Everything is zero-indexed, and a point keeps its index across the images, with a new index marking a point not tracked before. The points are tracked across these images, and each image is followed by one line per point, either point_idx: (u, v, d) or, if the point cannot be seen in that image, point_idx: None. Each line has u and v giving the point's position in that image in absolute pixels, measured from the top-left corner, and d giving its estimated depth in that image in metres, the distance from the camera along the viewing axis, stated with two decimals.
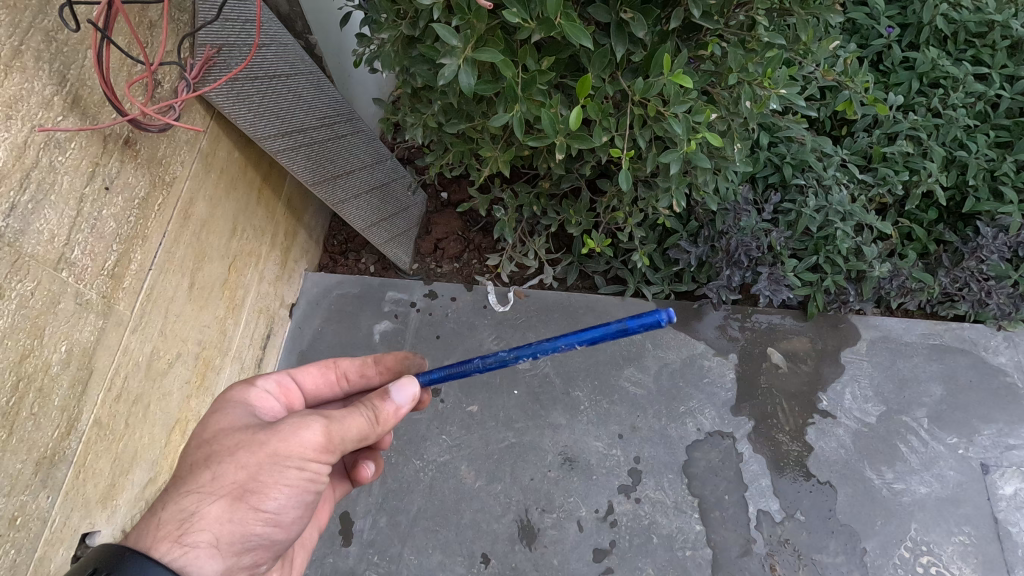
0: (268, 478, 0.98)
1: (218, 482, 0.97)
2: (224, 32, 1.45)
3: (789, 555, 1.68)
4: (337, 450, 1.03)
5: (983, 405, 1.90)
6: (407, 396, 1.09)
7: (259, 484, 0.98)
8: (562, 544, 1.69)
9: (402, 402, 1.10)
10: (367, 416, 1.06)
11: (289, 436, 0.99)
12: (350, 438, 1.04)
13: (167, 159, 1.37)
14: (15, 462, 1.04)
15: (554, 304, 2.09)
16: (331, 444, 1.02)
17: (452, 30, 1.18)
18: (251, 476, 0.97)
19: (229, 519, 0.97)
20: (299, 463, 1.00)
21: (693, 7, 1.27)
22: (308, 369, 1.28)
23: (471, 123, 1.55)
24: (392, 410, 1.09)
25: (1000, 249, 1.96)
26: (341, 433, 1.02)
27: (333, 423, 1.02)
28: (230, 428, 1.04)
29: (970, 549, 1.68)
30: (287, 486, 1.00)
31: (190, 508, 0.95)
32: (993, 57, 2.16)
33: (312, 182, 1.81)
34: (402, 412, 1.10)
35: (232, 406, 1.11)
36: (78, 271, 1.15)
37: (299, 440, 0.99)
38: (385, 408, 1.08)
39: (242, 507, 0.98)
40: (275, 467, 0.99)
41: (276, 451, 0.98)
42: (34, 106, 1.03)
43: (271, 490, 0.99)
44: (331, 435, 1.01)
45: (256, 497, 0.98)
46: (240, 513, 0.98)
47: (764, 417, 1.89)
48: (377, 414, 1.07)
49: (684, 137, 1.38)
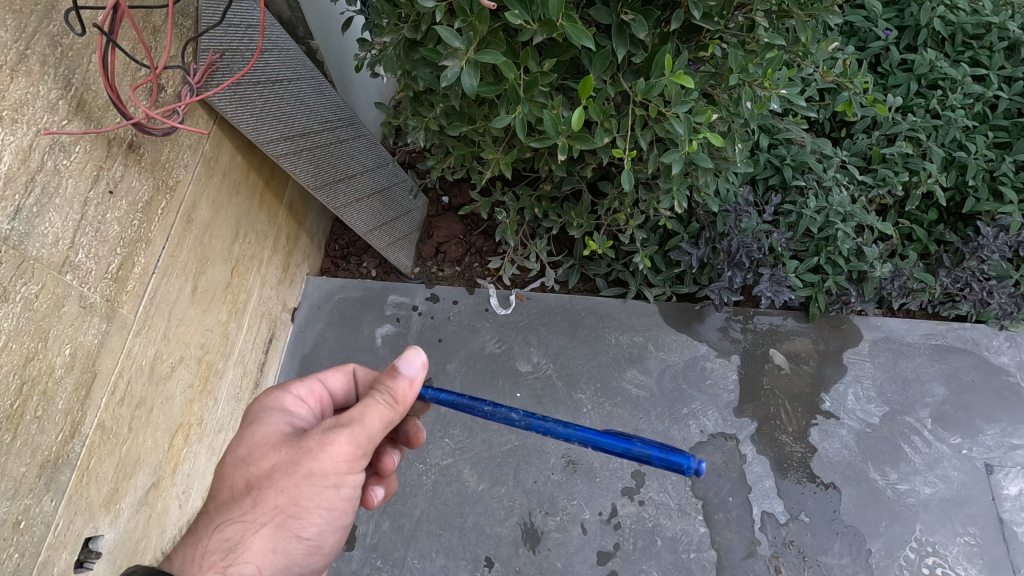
0: (308, 500, 1.01)
1: (260, 508, 1.01)
2: (227, 37, 1.46)
3: (794, 557, 1.68)
4: (367, 449, 1.04)
5: (986, 405, 1.89)
6: (416, 366, 1.06)
7: (301, 507, 1.01)
8: (565, 547, 1.69)
9: (414, 373, 1.07)
10: (386, 404, 1.04)
11: (320, 454, 1.00)
12: (376, 433, 1.03)
13: (170, 163, 1.37)
14: (19, 466, 1.03)
15: (555, 307, 2.09)
16: (362, 450, 1.02)
17: (454, 32, 1.19)
18: (291, 502, 1.01)
19: (273, 547, 1.02)
20: (335, 480, 1.02)
21: (694, 8, 1.27)
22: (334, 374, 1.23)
23: (472, 126, 1.56)
24: (407, 385, 1.06)
25: (1001, 249, 1.97)
26: (369, 436, 1.02)
27: (359, 429, 1.00)
28: (262, 442, 1.06)
29: (975, 549, 1.67)
30: (326, 503, 1.03)
31: (235, 537, 1.00)
32: (991, 59, 2.18)
33: (313, 186, 1.81)
34: (417, 383, 1.08)
35: (263, 418, 1.11)
36: (82, 274, 1.15)
37: (332, 457, 1.00)
38: (403, 389, 1.06)
39: (286, 531, 1.03)
40: (314, 489, 1.01)
41: (312, 474, 1.00)
42: (39, 110, 1.04)
43: (312, 514, 1.03)
44: (359, 440, 1.01)
45: (298, 523, 1.03)
46: (283, 540, 1.03)
47: (767, 418, 1.89)
48: (394, 397, 1.05)
49: (685, 137, 1.38)
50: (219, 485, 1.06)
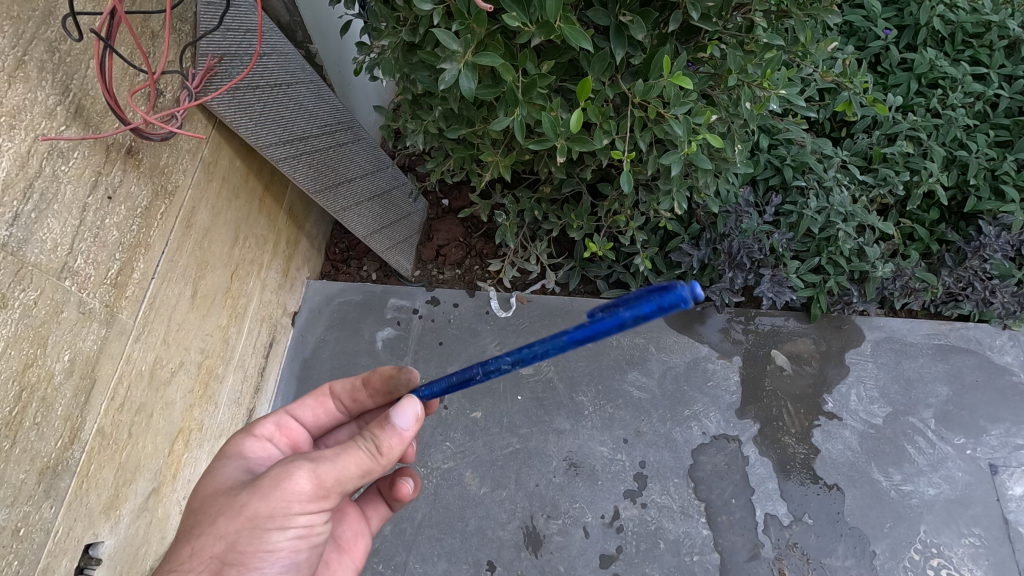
0: (248, 548, 0.92)
1: (197, 553, 0.93)
2: (226, 41, 1.46)
3: (798, 559, 1.67)
4: (330, 493, 0.96)
5: (990, 405, 1.88)
6: (407, 416, 1.03)
7: (240, 553, 0.92)
8: (568, 550, 1.68)
9: (406, 426, 1.03)
10: (364, 450, 0.99)
11: (271, 494, 0.92)
12: (346, 478, 0.97)
13: (170, 168, 1.37)
14: (18, 473, 1.03)
15: (556, 309, 2.08)
16: (324, 492, 0.95)
17: (452, 35, 1.19)
18: (230, 548, 0.92)
19: None
20: (284, 524, 0.93)
21: (692, 9, 1.26)
22: (305, 403, 1.26)
23: (472, 128, 1.56)
24: (393, 439, 1.02)
25: (1003, 248, 1.95)
26: (332, 477, 0.95)
27: (321, 468, 0.94)
28: (219, 490, 1.01)
29: (980, 551, 1.66)
30: (271, 550, 0.94)
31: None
32: (991, 57, 2.17)
33: (313, 189, 1.81)
34: (406, 437, 1.03)
35: (224, 464, 1.08)
36: (81, 280, 1.15)
37: (283, 496, 0.92)
38: (387, 441, 1.01)
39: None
40: (256, 533, 0.92)
41: (258, 516, 0.91)
42: (38, 115, 1.04)
43: (253, 558, 0.93)
44: (321, 481, 0.94)
45: (236, 569, 0.92)
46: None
47: (770, 419, 1.88)
48: (377, 446, 1.00)
49: (685, 138, 1.38)
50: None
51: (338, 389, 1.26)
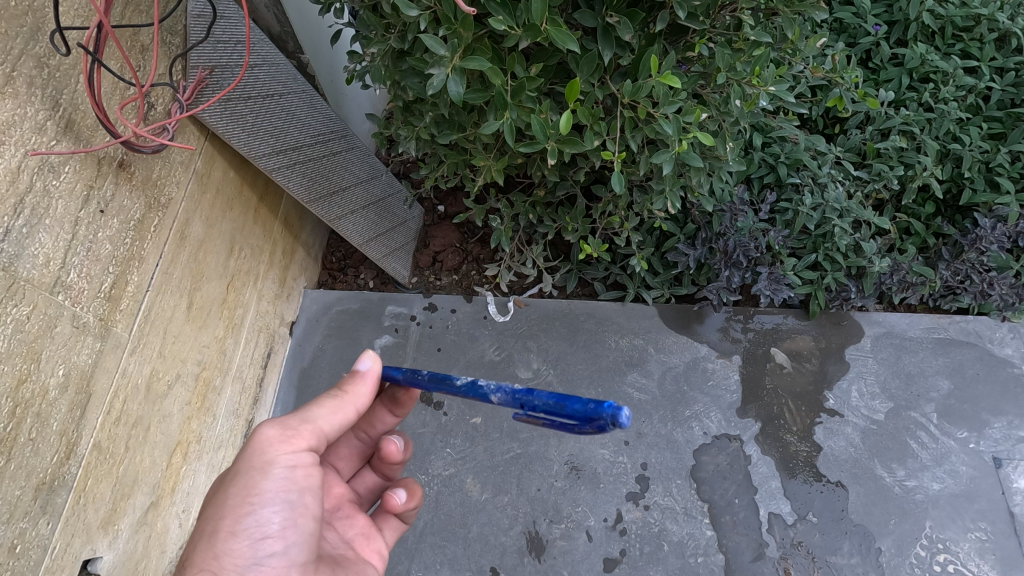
0: (237, 497, 0.99)
1: (198, 524, 1.01)
2: (216, 53, 1.46)
3: (803, 558, 1.66)
4: (302, 435, 1.03)
5: (992, 398, 1.88)
6: (363, 358, 1.12)
7: (230, 506, 0.98)
8: (571, 555, 1.67)
9: (366, 366, 1.12)
10: (330, 396, 1.09)
11: (245, 449, 1.01)
12: (316, 420, 1.05)
13: (162, 180, 1.37)
14: (14, 489, 1.03)
15: (554, 313, 2.08)
16: (295, 432, 1.03)
17: (439, 39, 1.19)
18: (222, 504, 0.99)
19: (216, 554, 0.97)
20: (263, 469, 1.00)
21: (678, 9, 1.27)
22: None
23: (463, 134, 1.55)
24: (355, 381, 1.11)
25: (999, 240, 1.95)
26: (299, 418, 1.04)
27: (286, 416, 1.04)
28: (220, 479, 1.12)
29: (987, 545, 1.65)
30: (258, 497, 0.99)
31: (183, 558, 0.98)
32: (982, 50, 2.17)
33: (307, 199, 1.81)
34: (368, 376, 1.12)
35: None
36: (74, 294, 1.15)
37: (256, 445, 1.01)
38: (350, 382, 1.11)
39: (222, 538, 0.97)
40: (240, 483, 0.99)
41: (237, 470, 0.99)
42: (27, 131, 1.04)
43: (242, 505, 0.98)
44: (288, 423, 1.03)
45: (232, 520, 0.98)
46: (223, 545, 0.97)
47: (771, 418, 1.87)
48: (342, 391, 1.10)
49: (675, 137, 1.38)
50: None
51: None
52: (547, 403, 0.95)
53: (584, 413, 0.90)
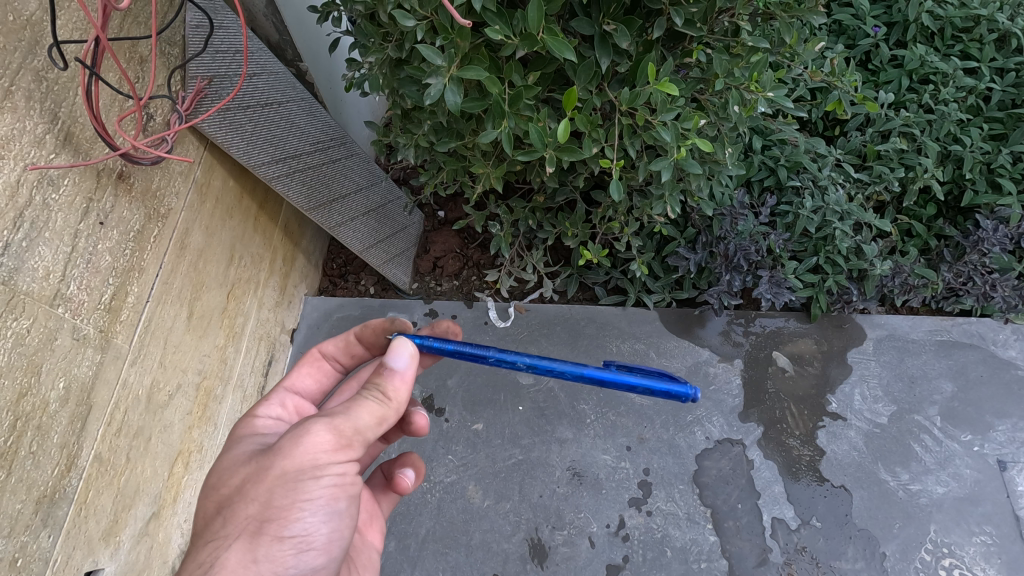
0: (283, 502, 0.92)
1: (233, 521, 0.94)
2: (215, 64, 1.46)
3: (807, 563, 1.65)
4: (353, 441, 0.98)
5: (996, 400, 1.87)
6: (403, 358, 1.06)
7: (277, 509, 0.92)
8: (574, 561, 1.67)
9: (405, 365, 1.07)
10: (376, 398, 1.02)
11: (295, 451, 0.93)
12: (365, 427, 0.99)
13: (162, 191, 1.37)
14: (15, 503, 1.03)
15: (555, 318, 2.07)
16: (347, 440, 0.96)
17: (436, 50, 1.19)
18: (265, 507, 0.92)
19: (255, 558, 0.92)
20: (314, 475, 0.93)
21: (675, 16, 1.27)
22: (302, 373, 1.31)
23: (461, 141, 1.55)
24: (398, 382, 1.06)
25: (1001, 241, 1.94)
26: (351, 426, 0.97)
27: (339, 419, 0.96)
28: (235, 463, 1.01)
29: (993, 549, 1.64)
30: (309, 505, 0.94)
31: (214, 556, 0.92)
32: (981, 51, 2.17)
33: (308, 208, 1.81)
34: (407, 377, 1.07)
35: (238, 442, 1.08)
36: (74, 306, 1.15)
37: (307, 449, 0.93)
38: (392, 383, 1.05)
39: (265, 542, 0.93)
40: (289, 488, 0.92)
41: (286, 473, 0.92)
42: (27, 144, 1.04)
43: (289, 512, 0.93)
44: (343, 431, 0.96)
45: (277, 525, 0.93)
46: (265, 550, 0.92)
47: (773, 422, 1.87)
48: (387, 393, 1.04)
49: (673, 144, 1.37)
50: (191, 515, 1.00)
51: (328, 348, 1.33)
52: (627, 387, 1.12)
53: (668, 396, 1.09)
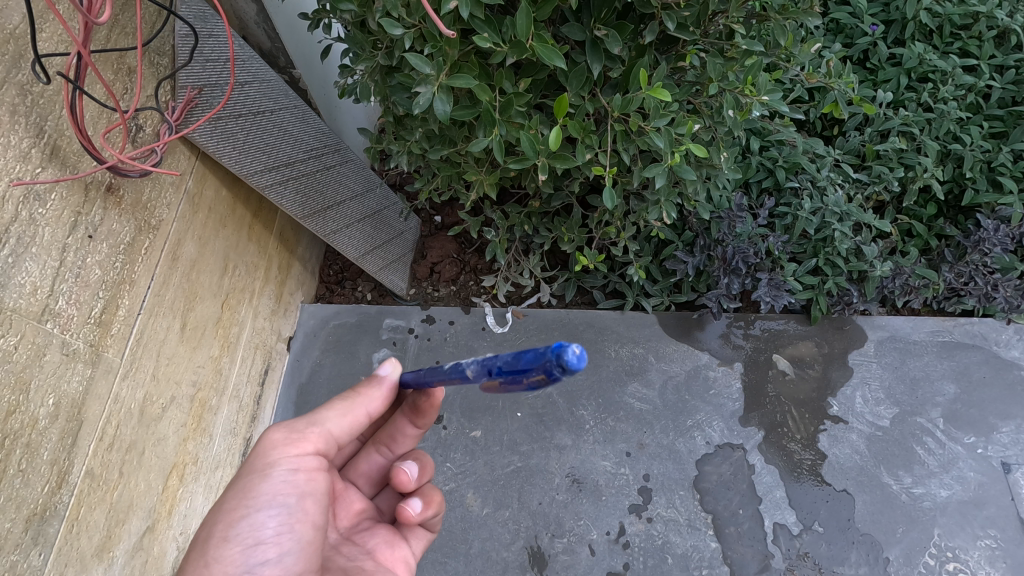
0: (235, 500, 0.98)
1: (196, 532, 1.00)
2: (205, 72, 1.45)
3: (810, 569, 1.63)
4: (305, 436, 1.03)
5: (999, 401, 1.85)
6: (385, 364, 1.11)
7: (227, 510, 0.98)
8: (574, 569, 1.65)
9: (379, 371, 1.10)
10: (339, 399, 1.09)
11: (251, 452, 1.02)
12: (323, 423, 1.05)
13: (152, 203, 1.36)
14: (3, 522, 1.01)
15: (553, 323, 2.06)
16: (300, 435, 1.03)
17: (424, 58, 1.18)
18: (219, 509, 0.98)
19: (207, 562, 0.94)
20: (264, 471, 0.99)
21: (667, 20, 1.26)
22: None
23: (454, 148, 1.54)
24: (368, 385, 1.11)
25: (1002, 241, 1.92)
26: (306, 423, 1.04)
27: (294, 420, 1.05)
28: None
29: (998, 553, 1.63)
30: (255, 501, 0.98)
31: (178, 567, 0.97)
32: (981, 49, 2.15)
33: (302, 216, 1.79)
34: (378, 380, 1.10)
35: None
36: (63, 321, 1.14)
37: (261, 448, 1.01)
38: (363, 385, 1.11)
39: (215, 544, 0.96)
40: (239, 486, 0.99)
41: (240, 472, 1.00)
42: (11, 159, 1.03)
43: (238, 509, 0.97)
44: (294, 427, 1.04)
45: (226, 524, 0.97)
46: (214, 551, 0.95)
47: (774, 426, 1.85)
48: (354, 394, 1.10)
49: (667, 150, 1.35)
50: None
51: None
52: (506, 360, 0.83)
53: (539, 360, 0.77)
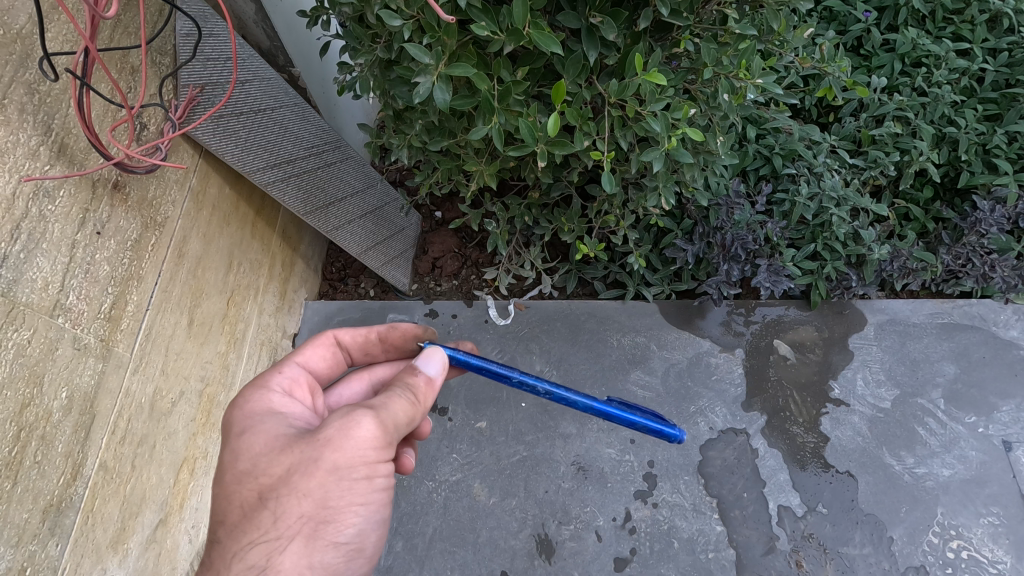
0: (340, 502, 0.96)
1: (284, 524, 0.94)
2: (206, 71, 1.47)
3: (814, 550, 1.65)
4: (392, 438, 1.02)
5: (999, 381, 1.86)
6: (434, 364, 1.17)
7: (332, 511, 0.96)
8: (582, 555, 1.67)
9: (435, 371, 1.17)
10: (406, 398, 1.06)
11: (349, 448, 0.96)
12: (401, 423, 1.04)
13: (157, 200, 1.38)
14: (21, 513, 1.03)
15: (555, 314, 2.08)
16: (390, 437, 1.01)
17: (423, 48, 1.19)
18: (321, 507, 0.95)
19: (310, 563, 0.95)
20: (369, 475, 0.98)
21: (661, 5, 1.26)
22: (313, 352, 1.29)
23: (454, 140, 1.56)
24: (427, 386, 1.13)
25: (999, 222, 1.94)
26: (394, 423, 1.02)
27: (382, 412, 1.00)
28: (268, 450, 1.00)
29: (1001, 530, 1.64)
30: (363, 509, 1.00)
31: (263, 560, 0.93)
32: (973, 32, 2.16)
33: (304, 213, 1.81)
34: (436, 383, 1.15)
35: (262, 419, 1.06)
36: (74, 316, 1.16)
37: (359, 446, 0.96)
38: (421, 382, 1.12)
39: (320, 546, 0.97)
40: (344, 487, 0.96)
41: (340, 470, 0.95)
42: (21, 156, 1.05)
43: (345, 514, 0.98)
44: (386, 424, 1.00)
45: (333, 529, 0.97)
46: (320, 555, 0.97)
47: (776, 410, 1.86)
48: (416, 395, 1.08)
49: (664, 134, 1.37)
50: (226, 509, 0.98)
51: (344, 338, 1.34)
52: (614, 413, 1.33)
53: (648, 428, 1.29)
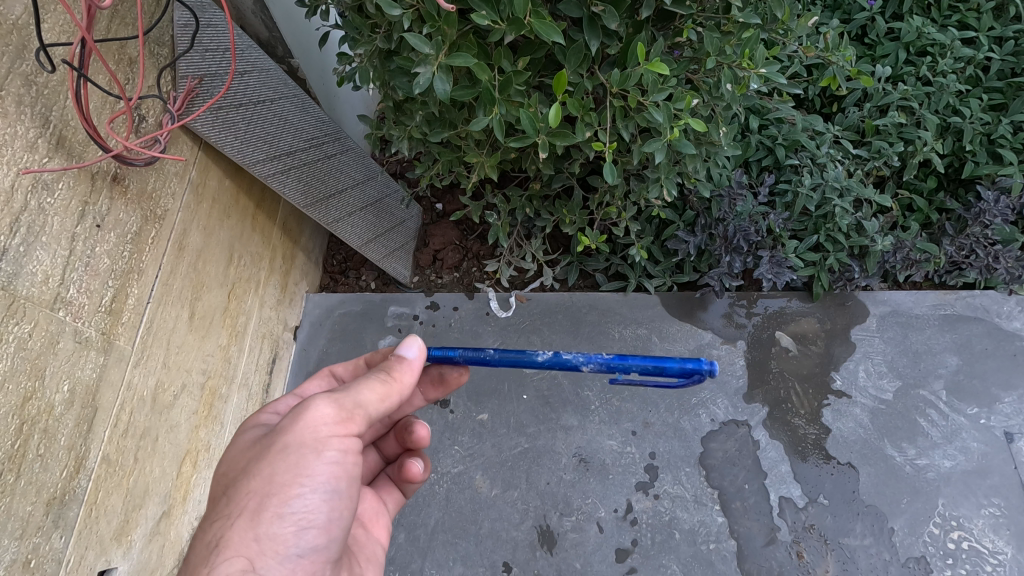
0: (286, 475, 0.96)
1: (236, 499, 0.96)
2: (204, 62, 1.46)
3: (815, 541, 1.65)
4: (352, 419, 1.02)
5: (1001, 372, 1.86)
6: (412, 346, 1.12)
7: (278, 484, 0.95)
8: (583, 547, 1.68)
9: (414, 355, 1.12)
10: (378, 378, 1.07)
11: (297, 425, 0.97)
12: (366, 404, 1.03)
13: (157, 193, 1.37)
14: (25, 505, 1.04)
15: (556, 306, 2.07)
16: (346, 415, 1.01)
17: (423, 38, 1.18)
18: (268, 480, 0.95)
19: (256, 535, 0.93)
20: (317, 449, 0.97)
21: None
22: (311, 383, 1.29)
23: (454, 131, 1.55)
24: (404, 367, 1.10)
25: (1003, 212, 1.93)
26: (351, 402, 1.01)
27: (339, 394, 1.01)
28: (243, 448, 1.05)
29: (1002, 521, 1.65)
30: (308, 479, 0.97)
31: (216, 536, 0.93)
32: (979, 21, 2.14)
33: (304, 205, 1.80)
34: (416, 365, 1.12)
35: (246, 432, 1.11)
36: (74, 310, 1.16)
37: (309, 423, 0.98)
38: (399, 369, 1.10)
39: (266, 519, 0.94)
40: (291, 461, 0.96)
41: (289, 446, 0.96)
42: (18, 149, 1.04)
43: (291, 485, 0.96)
44: (342, 403, 1.00)
45: (277, 501, 0.95)
46: (266, 527, 0.94)
47: (778, 402, 1.86)
48: (391, 374, 1.08)
49: (666, 125, 1.36)
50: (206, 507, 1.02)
51: (339, 368, 1.32)
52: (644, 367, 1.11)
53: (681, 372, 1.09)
